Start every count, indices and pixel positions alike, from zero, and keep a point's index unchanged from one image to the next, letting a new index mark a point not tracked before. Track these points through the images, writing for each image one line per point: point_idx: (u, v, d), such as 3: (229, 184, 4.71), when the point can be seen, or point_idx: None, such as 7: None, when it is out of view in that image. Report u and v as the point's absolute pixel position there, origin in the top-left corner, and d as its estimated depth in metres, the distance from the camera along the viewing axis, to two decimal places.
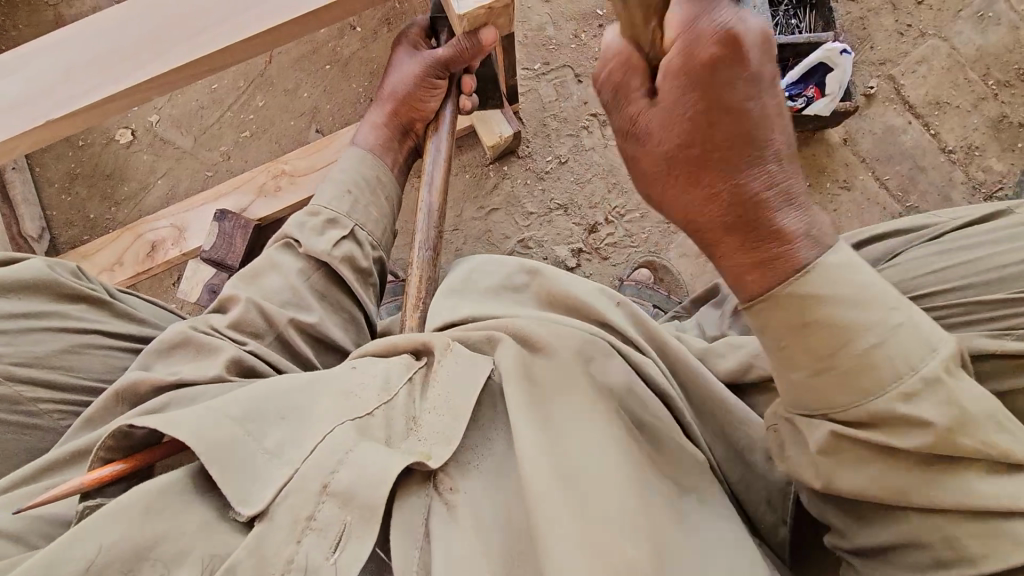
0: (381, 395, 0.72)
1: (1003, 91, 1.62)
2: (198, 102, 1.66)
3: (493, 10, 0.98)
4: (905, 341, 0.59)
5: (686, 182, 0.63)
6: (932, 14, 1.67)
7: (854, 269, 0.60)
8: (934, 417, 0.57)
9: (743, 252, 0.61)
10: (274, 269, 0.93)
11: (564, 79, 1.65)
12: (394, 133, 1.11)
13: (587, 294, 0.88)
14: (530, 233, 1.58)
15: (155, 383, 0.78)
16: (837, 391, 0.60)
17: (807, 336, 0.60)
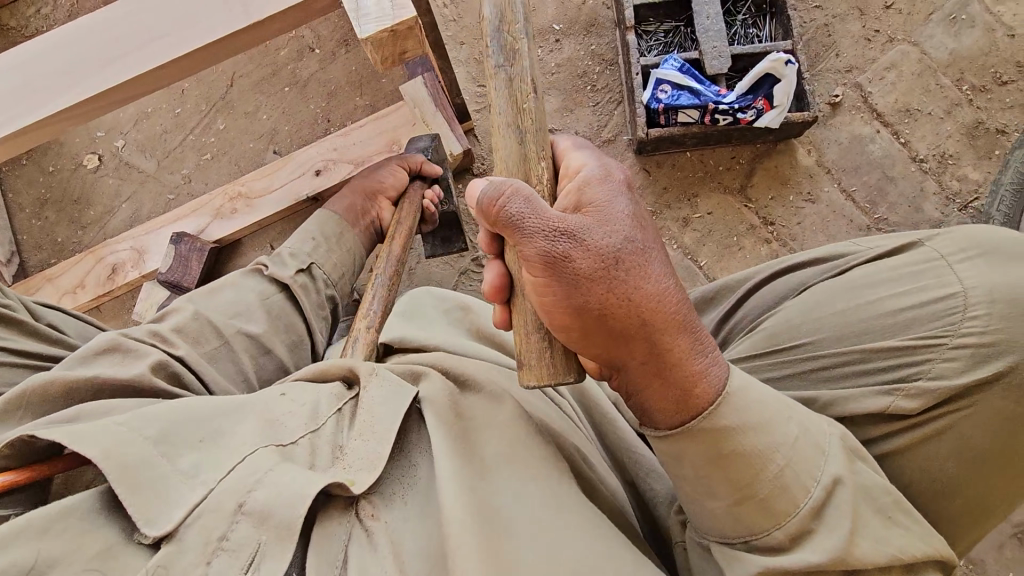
0: (307, 423, 0.70)
1: (977, 96, 1.55)
2: (162, 126, 1.69)
3: (395, 33, 0.93)
4: (804, 451, 0.59)
5: (638, 274, 0.59)
6: (901, 19, 1.61)
7: (754, 389, 0.61)
8: (837, 535, 0.57)
9: (694, 351, 0.60)
10: (232, 287, 0.94)
11: None
12: (363, 199, 1.17)
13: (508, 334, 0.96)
14: (483, 251, 1.56)
15: (75, 385, 0.73)
16: (755, 515, 0.59)
17: (727, 467, 0.59)
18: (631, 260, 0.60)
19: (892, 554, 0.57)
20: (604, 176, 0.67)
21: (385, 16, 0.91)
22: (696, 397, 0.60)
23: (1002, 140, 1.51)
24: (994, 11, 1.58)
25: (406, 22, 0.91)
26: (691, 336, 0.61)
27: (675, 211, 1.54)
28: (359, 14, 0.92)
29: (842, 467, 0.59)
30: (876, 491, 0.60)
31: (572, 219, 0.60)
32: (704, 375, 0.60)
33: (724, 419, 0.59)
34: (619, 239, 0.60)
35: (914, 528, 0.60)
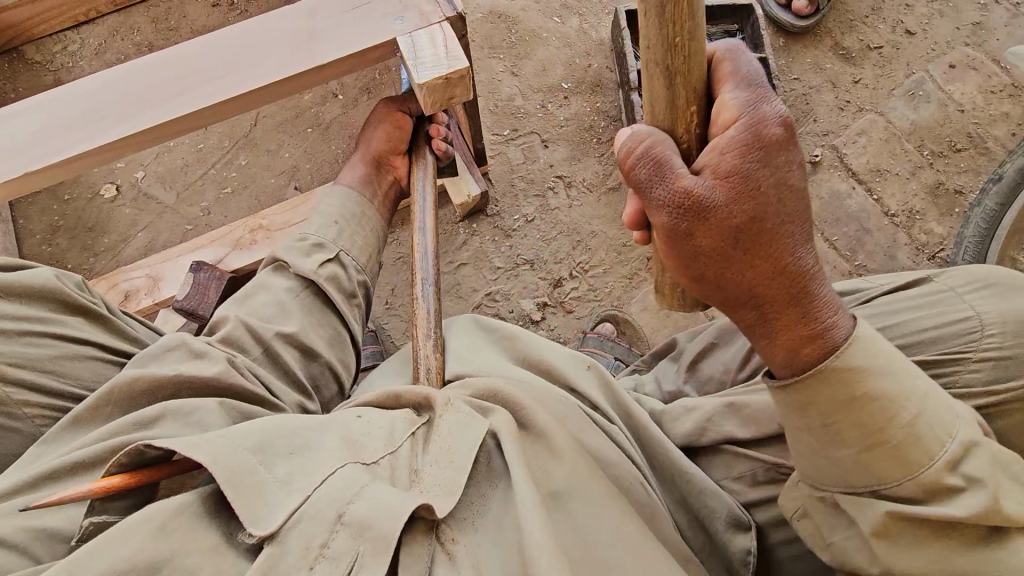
0: (385, 447, 0.74)
1: (937, 160, 1.75)
2: (184, 159, 1.74)
3: (449, 81, 1.02)
4: (938, 412, 0.66)
5: (765, 245, 0.64)
6: (868, 92, 1.83)
7: (877, 350, 0.66)
8: (976, 491, 0.64)
9: (810, 316, 0.66)
10: (265, 288, 0.97)
11: (532, 144, 1.77)
12: (375, 169, 1.14)
13: (560, 360, 0.94)
14: (496, 287, 1.63)
15: (153, 383, 0.80)
16: (888, 466, 0.65)
17: (857, 412, 0.65)
18: (757, 239, 0.63)
19: None
20: (757, 129, 0.63)
21: (440, 65, 1.02)
22: (800, 359, 0.67)
23: (960, 200, 1.70)
24: (946, 90, 1.82)
25: (460, 71, 1.01)
26: (811, 302, 0.66)
27: None
28: (416, 62, 1.02)
29: (972, 430, 0.66)
30: (1006, 457, 0.66)
31: (705, 189, 0.63)
32: (810, 343, 0.66)
33: (847, 372, 0.65)
34: (750, 215, 0.63)
35: None
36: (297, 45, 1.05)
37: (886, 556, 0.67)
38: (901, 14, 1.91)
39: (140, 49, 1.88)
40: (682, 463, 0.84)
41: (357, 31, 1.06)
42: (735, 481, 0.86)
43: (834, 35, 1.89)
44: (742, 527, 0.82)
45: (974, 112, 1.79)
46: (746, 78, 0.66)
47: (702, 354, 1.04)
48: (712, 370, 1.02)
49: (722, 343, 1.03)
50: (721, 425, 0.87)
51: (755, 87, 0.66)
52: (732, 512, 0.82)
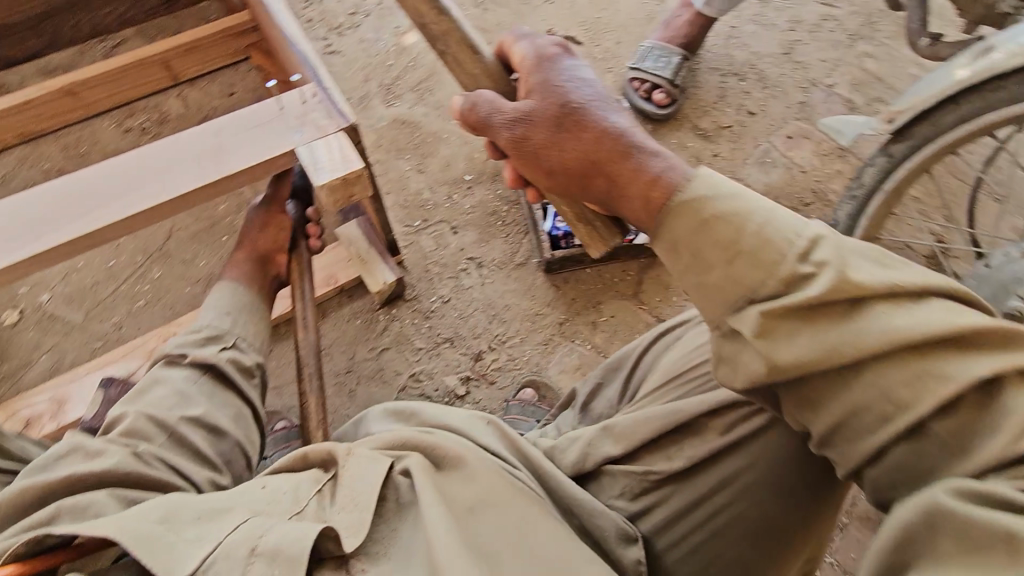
0: (291, 508, 0.78)
1: (792, 213, 2.04)
2: (93, 277, 1.74)
3: (346, 180, 1.15)
4: (781, 216, 0.68)
5: (575, 124, 0.81)
6: (727, 163, 2.14)
7: (707, 175, 0.73)
8: (830, 268, 0.63)
9: (638, 163, 0.77)
10: (160, 383, 0.98)
11: (441, 231, 1.91)
12: (257, 266, 1.27)
13: (459, 422, 0.97)
14: (419, 367, 1.69)
15: (46, 486, 0.78)
16: (749, 271, 0.66)
17: (707, 229, 0.69)
18: (568, 116, 0.81)
19: (892, 281, 0.61)
20: (539, 57, 0.88)
21: (338, 167, 1.14)
22: (649, 206, 0.74)
23: None
24: (788, 156, 2.16)
25: (355, 171, 1.15)
26: (634, 154, 0.78)
27: (584, 317, 1.79)
28: (315, 166, 1.14)
29: (821, 228, 0.67)
30: (865, 246, 0.65)
31: (520, 106, 0.85)
32: (652, 185, 0.74)
33: (687, 206, 0.71)
34: (555, 104, 0.82)
35: (910, 268, 0.63)
36: (203, 161, 1.15)
37: (770, 356, 0.64)
38: (743, 99, 2.29)
39: (48, 175, 1.91)
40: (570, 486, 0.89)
41: (259, 146, 1.17)
42: (619, 498, 0.90)
43: (692, 119, 2.23)
44: (632, 539, 0.85)
45: (813, 172, 2.12)
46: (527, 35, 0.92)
47: (591, 396, 1.15)
48: (601, 407, 1.12)
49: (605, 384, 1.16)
50: (601, 446, 0.93)
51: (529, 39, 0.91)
52: (618, 527, 0.85)
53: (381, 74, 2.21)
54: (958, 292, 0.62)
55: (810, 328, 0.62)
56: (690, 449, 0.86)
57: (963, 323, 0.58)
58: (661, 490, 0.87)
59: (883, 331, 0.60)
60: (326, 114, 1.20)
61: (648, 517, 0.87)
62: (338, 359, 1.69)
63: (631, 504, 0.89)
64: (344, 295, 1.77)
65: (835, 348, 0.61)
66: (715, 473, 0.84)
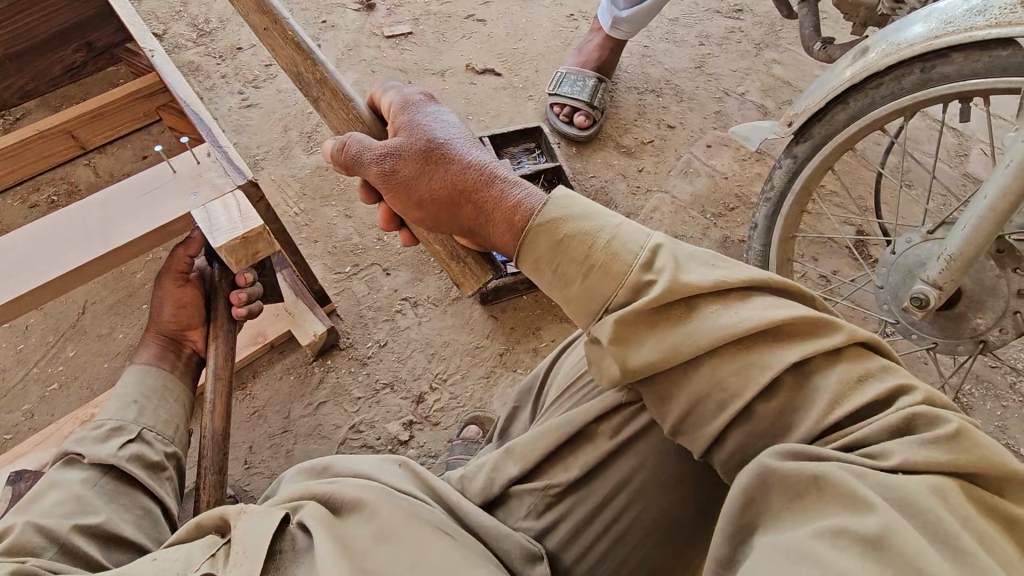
0: (182, 571, 0.72)
1: (719, 219, 2.08)
2: (1, 364, 1.64)
3: (246, 238, 1.11)
4: (627, 232, 0.76)
5: (443, 164, 0.90)
6: (652, 177, 2.18)
7: (567, 196, 0.81)
8: (667, 272, 0.71)
9: (500, 193, 0.86)
10: (53, 487, 0.92)
11: (373, 275, 1.88)
12: (167, 348, 1.19)
13: (376, 468, 1.00)
14: (360, 417, 1.63)
15: None
16: (601, 281, 0.74)
17: (563, 248, 0.77)
18: (435, 153, 0.90)
19: (717, 279, 0.70)
20: (408, 107, 0.97)
21: (236, 227, 1.11)
22: (511, 228, 0.83)
23: None
24: (709, 165, 2.22)
25: (256, 229, 1.11)
26: (497, 185, 0.87)
27: (524, 345, 1.77)
28: (212, 228, 1.10)
29: (660, 238, 0.76)
30: (698, 252, 0.75)
31: (391, 143, 0.93)
32: (512, 209, 0.83)
33: (543, 226, 0.79)
34: (423, 146, 0.91)
35: (735, 267, 0.72)
36: (90, 233, 1.10)
37: (623, 357, 0.70)
38: (661, 115, 2.36)
39: None
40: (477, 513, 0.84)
41: (151, 212, 1.13)
42: (526, 519, 0.83)
43: (614, 138, 2.28)
44: (537, 557, 0.79)
45: (735, 177, 2.19)
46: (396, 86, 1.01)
47: (509, 420, 1.07)
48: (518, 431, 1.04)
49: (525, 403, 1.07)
50: (504, 468, 0.86)
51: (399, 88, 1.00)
52: (523, 547, 0.79)
53: (301, 123, 2.19)
54: (776, 282, 0.71)
55: (651, 331, 0.70)
56: (586, 456, 0.80)
57: (779, 315, 0.66)
58: (566, 502, 0.81)
59: (710, 329, 0.67)
60: (222, 172, 1.18)
61: (556, 533, 0.80)
62: (273, 419, 1.62)
63: (538, 522, 0.82)
64: (274, 351, 1.71)
65: (676, 347, 0.68)
66: (616, 476, 0.78)
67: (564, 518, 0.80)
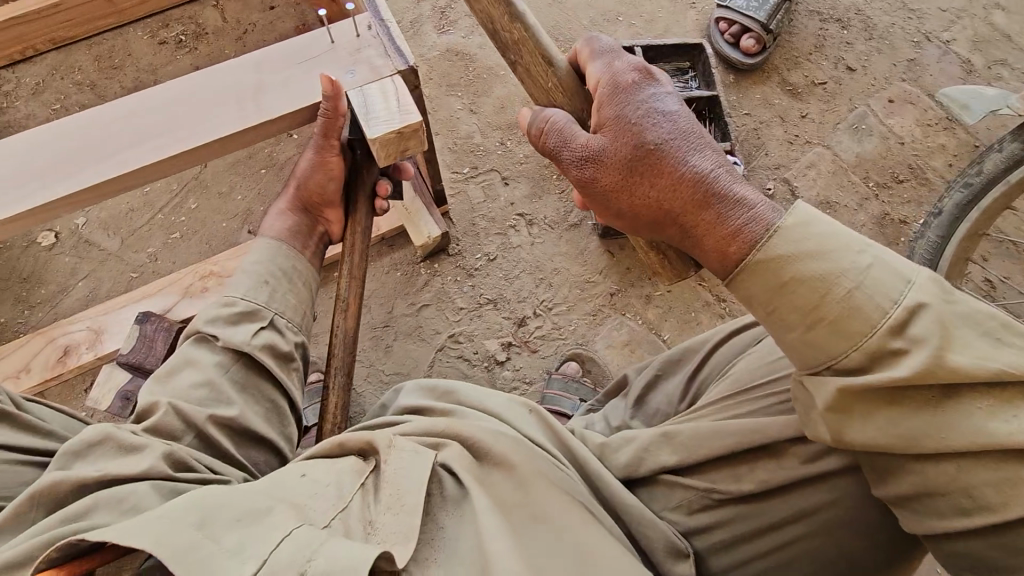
0: (336, 503, 0.71)
1: (882, 191, 1.82)
2: (128, 204, 1.67)
3: (402, 134, 0.99)
4: (880, 277, 0.66)
5: (651, 171, 0.77)
6: (815, 127, 1.90)
7: (810, 225, 0.69)
8: (926, 347, 0.62)
9: (719, 218, 0.74)
10: (189, 365, 0.90)
11: (491, 182, 1.76)
12: (302, 220, 1.11)
13: (500, 405, 0.92)
14: (460, 328, 1.61)
15: (76, 482, 0.73)
16: (830, 338, 0.66)
17: (789, 293, 0.68)
18: (646, 160, 0.77)
19: (998, 366, 0.61)
20: (614, 85, 0.82)
21: (393, 119, 0.99)
22: (726, 259, 0.73)
23: (905, 229, 1.76)
24: (886, 123, 1.90)
25: (413, 125, 0.99)
26: (716, 203, 0.74)
27: (637, 289, 1.66)
28: (368, 118, 1.00)
29: (928, 293, 0.65)
30: (977, 314, 0.64)
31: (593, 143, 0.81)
32: (736, 240, 0.72)
33: (766, 262, 0.69)
34: (630, 145, 0.78)
35: (1020, 347, 0.63)
36: (244, 101, 1.02)
37: (840, 429, 0.67)
38: (842, 51, 2.00)
39: (80, 88, 1.80)
40: (619, 494, 0.80)
41: (306, 85, 1.03)
42: (673, 511, 0.82)
43: (780, 72, 1.97)
44: (683, 554, 0.78)
45: (913, 145, 1.87)
46: (602, 52, 0.86)
47: (647, 389, 1.02)
48: (658, 404, 0.99)
49: (663, 378, 1.02)
50: (656, 454, 0.83)
51: (609, 61, 0.85)
52: (670, 541, 0.78)
53: None
54: None
55: (888, 407, 0.64)
56: (765, 472, 0.77)
57: None
58: (728, 509, 0.79)
59: (963, 430, 0.62)
60: (382, 53, 1.06)
61: (708, 535, 0.80)
62: (376, 311, 1.62)
63: (689, 518, 0.81)
64: (384, 244, 1.67)
65: (912, 438, 0.64)
66: (794, 501, 0.76)
67: (721, 524, 0.79)
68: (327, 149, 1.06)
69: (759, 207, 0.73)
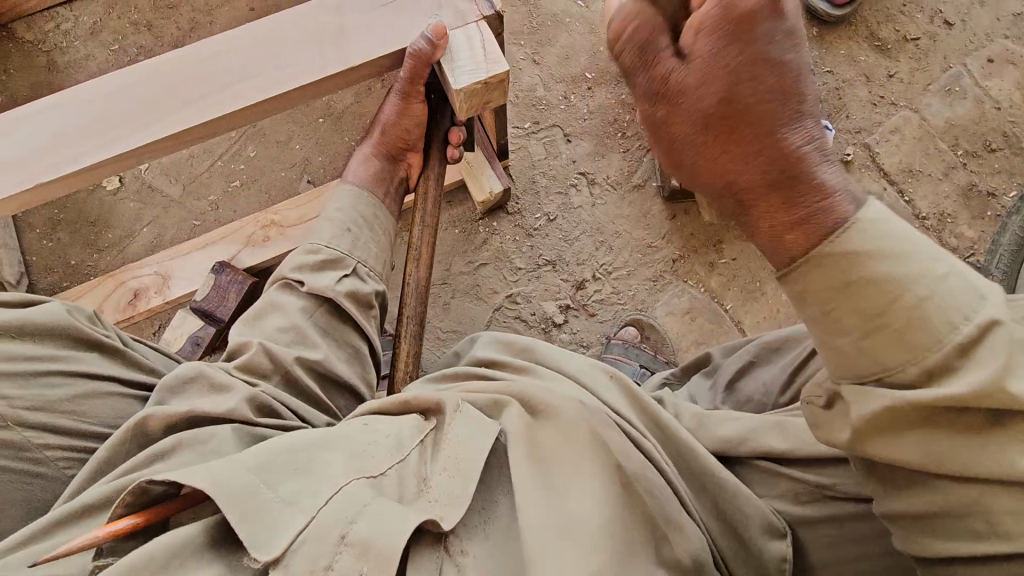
0: (394, 453, 0.69)
1: (971, 160, 1.69)
2: (189, 150, 1.66)
3: (489, 84, 0.95)
4: (953, 290, 0.58)
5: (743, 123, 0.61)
6: (903, 87, 1.76)
7: (887, 227, 0.60)
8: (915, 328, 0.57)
9: (784, 209, 0.62)
10: (276, 310, 0.89)
11: (554, 138, 1.70)
12: (384, 164, 1.09)
13: (582, 365, 0.88)
14: (518, 289, 1.59)
15: (169, 418, 0.73)
16: (885, 350, 0.58)
17: (855, 294, 0.59)
18: (668, 123, 0.65)
19: None
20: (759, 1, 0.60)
21: (479, 69, 0.94)
22: (782, 246, 0.62)
23: (993, 203, 1.65)
24: (983, 85, 1.75)
25: (499, 76, 0.94)
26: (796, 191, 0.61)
27: (701, 256, 1.60)
28: (453, 68, 0.95)
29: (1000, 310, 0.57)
30: None
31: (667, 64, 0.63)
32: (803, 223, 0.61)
33: (836, 257, 0.59)
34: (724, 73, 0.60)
35: None
36: (325, 44, 0.98)
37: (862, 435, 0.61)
38: (939, 3, 1.82)
39: (137, 28, 1.76)
40: (711, 464, 0.79)
41: (387, 30, 0.99)
42: (777, 499, 0.80)
43: (869, 25, 1.82)
44: (778, 533, 0.76)
45: (1011, 110, 1.72)
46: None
47: (739, 375, 0.99)
48: (751, 391, 0.96)
49: (759, 366, 0.98)
50: (750, 432, 0.82)
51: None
52: (766, 519, 0.77)
53: None
54: None
55: (920, 422, 0.58)
56: None
57: None
58: (843, 504, 0.77)
59: (987, 458, 0.56)
60: None
61: (814, 528, 0.77)
62: (433, 268, 1.61)
63: (796, 506, 0.79)
64: (443, 199, 1.64)
65: (939, 459, 0.58)
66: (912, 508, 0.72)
67: (829, 518, 0.77)
68: (411, 94, 1.02)
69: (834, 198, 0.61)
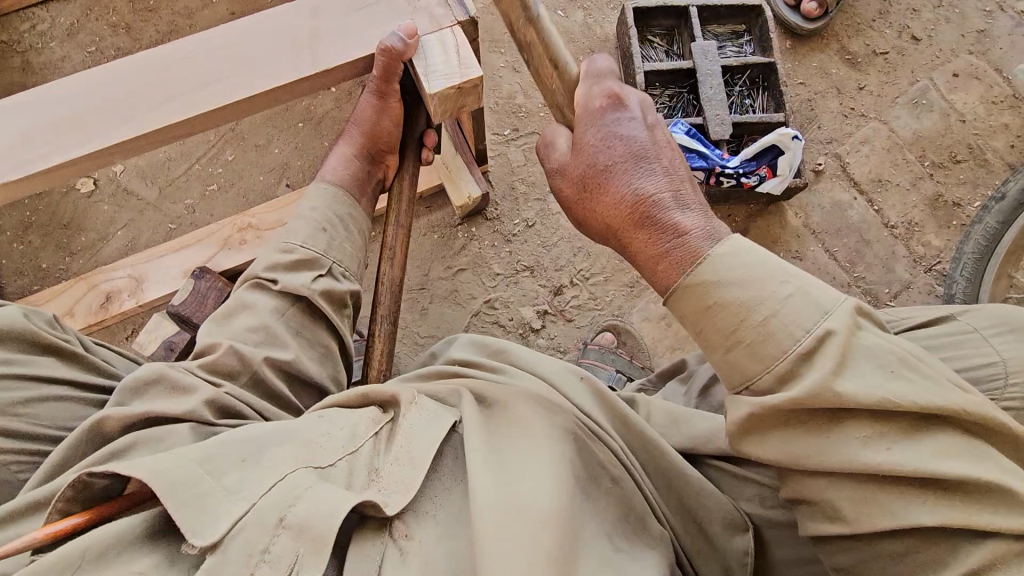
0: (348, 447, 0.69)
1: (937, 171, 1.74)
2: (166, 153, 1.65)
3: (462, 90, 0.96)
4: (797, 306, 0.62)
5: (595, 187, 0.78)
6: (872, 99, 1.81)
7: (746, 251, 0.66)
8: (822, 367, 0.60)
9: (653, 244, 0.72)
10: (244, 310, 0.89)
11: (533, 145, 1.71)
12: (364, 164, 1.08)
13: (553, 370, 0.90)
14: (495, 294, 1.59)
15: (125, 419, 0.73)
16: (743, 361, 0.64)
17: (711, 316, 0.66)
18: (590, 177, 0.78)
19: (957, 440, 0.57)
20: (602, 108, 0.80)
21: (454, 74, 0.95)
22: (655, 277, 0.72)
23: (959, 213, 1.70)
24: (949, 98, 1.80)
25: (474, 81, 0.95)
26: (658, 224, 0.72)
27: None
28: (428, 71, 0.96)
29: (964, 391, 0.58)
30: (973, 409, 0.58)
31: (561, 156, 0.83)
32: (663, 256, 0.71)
33: (697, 283, 0.67)
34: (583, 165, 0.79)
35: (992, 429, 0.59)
36: (299, 47, 0.98)
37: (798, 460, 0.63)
38: (907, 19, 1.88)
39: (115, 30, 1.75)
40: (677, 463, 0.81)
41: (362, 36, 0.99)
42: (748, 501, 0.82)
43: (840, 39, 1.87)
44: (741, 528, 0.78)
45: (975, 123, 1.78)
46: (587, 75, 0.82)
47: (712, 379, 1.01)
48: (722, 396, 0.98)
49: None
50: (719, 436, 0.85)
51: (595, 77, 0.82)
52: (727, 515, 0.78)
53: None
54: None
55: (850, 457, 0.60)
56: None
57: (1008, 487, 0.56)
58: None
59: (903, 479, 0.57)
60: (441, 3, 1.01)
61: (775, 525, 0.79)
62: (412, 273, 1.62)
63: (763, 510, 0.80)
64: (422, 204, 1.65)
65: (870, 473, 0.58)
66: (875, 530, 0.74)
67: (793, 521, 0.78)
68: (387, 93, 1.03)
69: (692, 235, 0.70)
